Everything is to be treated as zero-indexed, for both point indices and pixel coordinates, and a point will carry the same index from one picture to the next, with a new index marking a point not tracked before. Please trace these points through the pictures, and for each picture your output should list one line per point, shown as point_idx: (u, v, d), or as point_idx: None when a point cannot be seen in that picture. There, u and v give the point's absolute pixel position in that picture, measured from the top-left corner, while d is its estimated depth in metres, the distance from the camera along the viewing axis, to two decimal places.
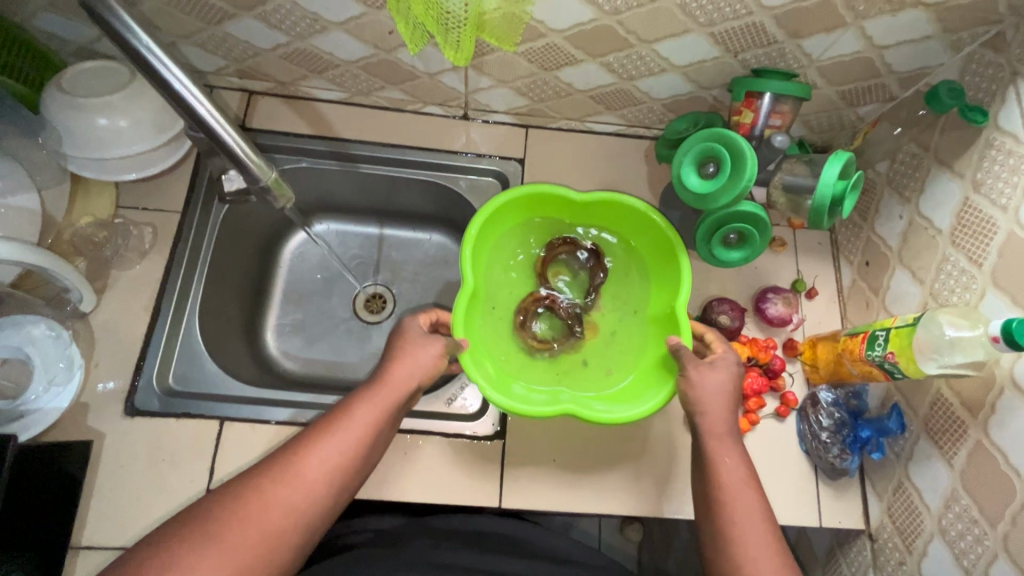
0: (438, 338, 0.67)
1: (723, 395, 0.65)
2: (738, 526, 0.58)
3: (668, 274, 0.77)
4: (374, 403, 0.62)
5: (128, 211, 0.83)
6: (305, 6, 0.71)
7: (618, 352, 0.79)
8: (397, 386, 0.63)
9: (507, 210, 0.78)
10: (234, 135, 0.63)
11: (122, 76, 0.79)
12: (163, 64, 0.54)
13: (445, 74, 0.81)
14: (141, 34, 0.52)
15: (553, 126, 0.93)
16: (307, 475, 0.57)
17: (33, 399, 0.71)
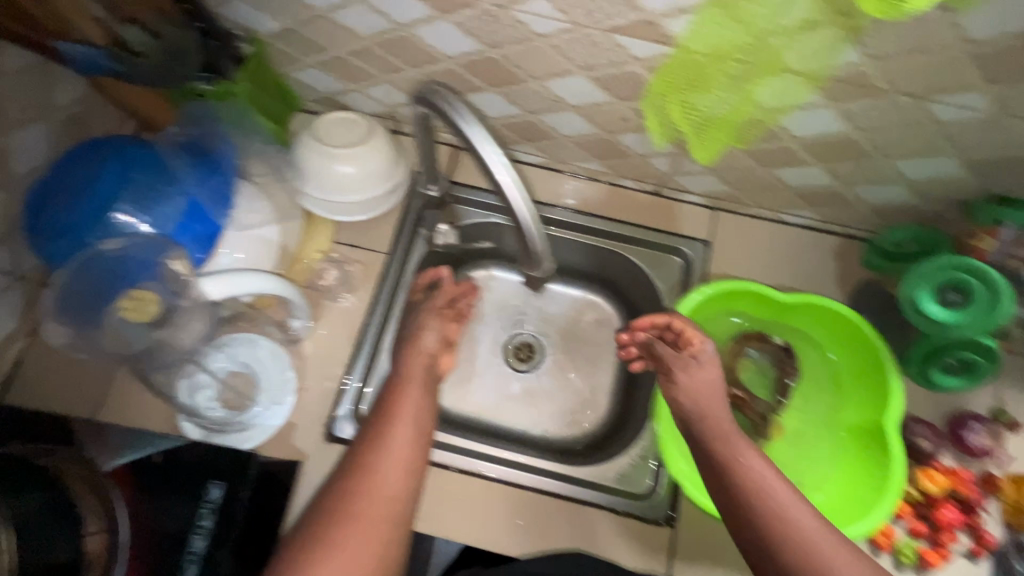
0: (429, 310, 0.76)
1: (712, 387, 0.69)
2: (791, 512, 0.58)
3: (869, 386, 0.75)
4: (408, 383, 0.69)
5: (342, 248, 0.90)
6: (552, 89, 0.74)
7: (805, 460, 0.77)
8: (416, 360, 0.71)
9: (705, 305, 0.79)
10: (529, 211, 0.58)
11: (362, 127, 0.86)
12: (476, 135, 0.55)
13: (657, 157, 0.84)
14: (470, 122, 0.55)
15: (742, 213, 0.93)
16: (388, 463, 0.61)
17: (255, 414, 0.79)
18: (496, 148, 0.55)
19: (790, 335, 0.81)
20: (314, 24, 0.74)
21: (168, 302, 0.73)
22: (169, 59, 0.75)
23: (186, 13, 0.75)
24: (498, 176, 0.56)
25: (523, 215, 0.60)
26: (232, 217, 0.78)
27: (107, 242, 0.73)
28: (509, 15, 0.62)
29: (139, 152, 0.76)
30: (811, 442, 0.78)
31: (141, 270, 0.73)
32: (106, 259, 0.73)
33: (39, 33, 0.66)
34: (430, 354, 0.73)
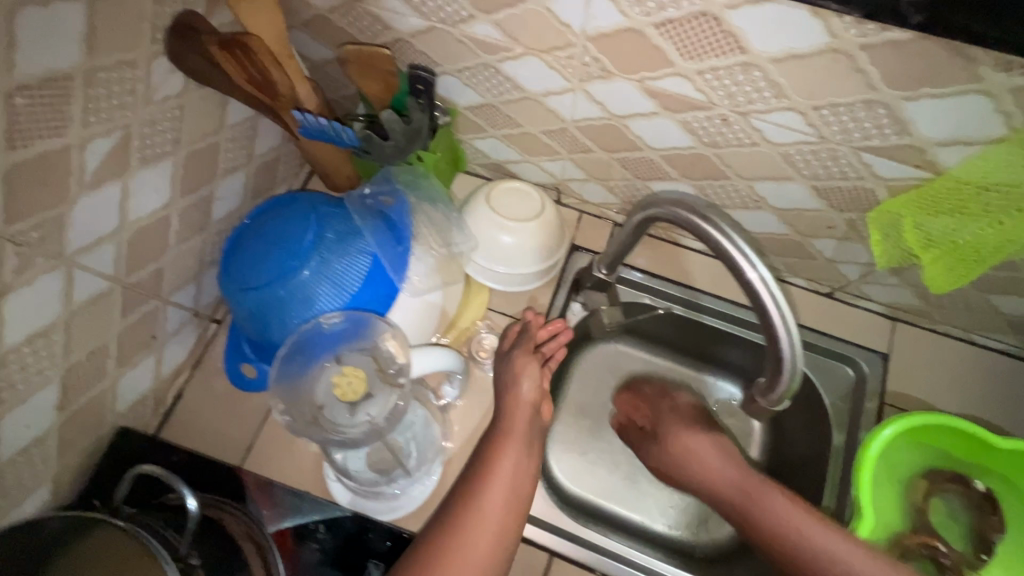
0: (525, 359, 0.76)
1: (700, 444, 0.79)
2: (802, 546, 0.65)
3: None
4: (507, 439, 0.69)
5: (493, 315, 0.89)
6: (755, 190, 0.70)
7: None
8: (515, 414, 0.72)
9: (902, 433, 0.71)
10: (783, 315, 0.51)
11: (534, 200, 0.85)
12: (726, 236, 0.51)
13: (847, 264, 0.78)
14: (720, 223, 0.52)
15: (925, 326, 0.85)
16: (479, 522, 0.62)
17: (401, 485, 0.75)
18: (749, 250, 0.51)
19: (998, 483, 0.72)
20: (518, 104, 0.74)
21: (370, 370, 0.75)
22: (405, 139, 0.76)
23: (416, 95, 0.75)
24: (748, 274, 0.50)
25: (778, 322, 0.51)
26: (408, 280, 0.78)
27: (326, 317, 0.73)
28: (746, 121, 0.60)
29: (330, 213, 0.77)
30: None
31: (350, 345, 0.75)
32: (322, 333, 0.74)
33: (280, 102, 0.70)
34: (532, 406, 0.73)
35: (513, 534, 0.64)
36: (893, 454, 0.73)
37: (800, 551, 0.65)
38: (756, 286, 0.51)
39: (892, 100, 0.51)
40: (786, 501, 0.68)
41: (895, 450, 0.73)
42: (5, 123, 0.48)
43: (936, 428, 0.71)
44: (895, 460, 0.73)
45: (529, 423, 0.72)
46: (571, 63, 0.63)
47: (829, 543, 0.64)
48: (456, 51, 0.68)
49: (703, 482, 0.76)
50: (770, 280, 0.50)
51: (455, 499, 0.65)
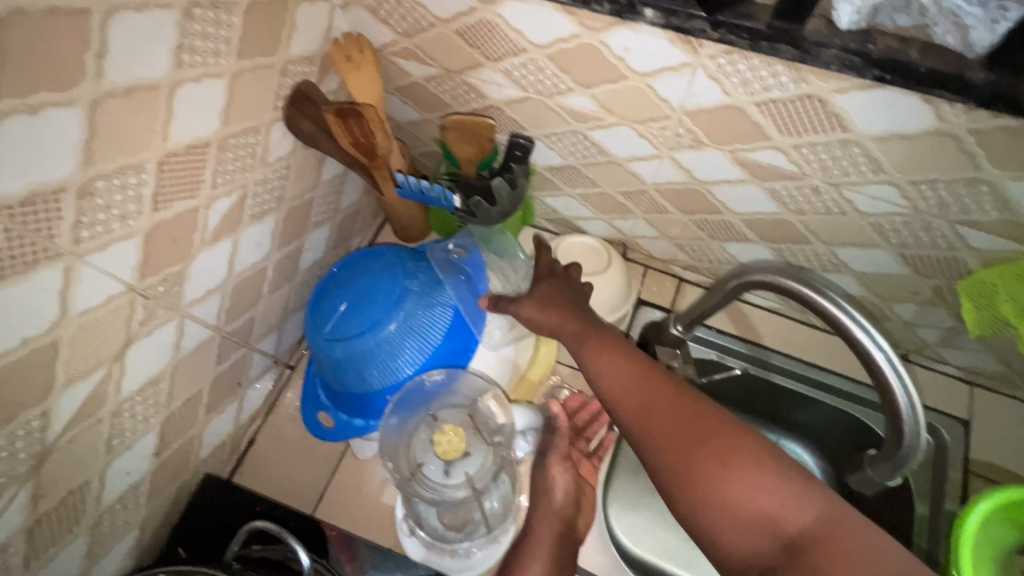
0: (555, 460, 0.79)
1: (549, 303, 0.68)
2: (608, 385, 0.57)
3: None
4: (538, 540, 0.72)
5: (561, 367, 0.89)
6: (837, 254, 0.71)
7: None
8: (545, 519, 0.75)
9: (998, 506, 0.68)
10: (898, 370, 0.50)
11: (603, 256, 0.89)
12: (830, 298, 0.52)
13: (927, 328, 0.78)
14: (820, 286, 0.53)
15: (1005, 393, 0.84)
16: None
17: (477, 543, 0.75)
18: (854, 311, 0.51)
19: None
20: (599, 166, 0.77)
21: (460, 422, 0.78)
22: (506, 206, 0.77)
23: (517, 163, 0.75)
24: (856, 335, 0.51)
25: (894, 379, 0.50)
26: (487, 334, 0.81)
27: (431, 374, 0.77)
28: (838, 192, 0.62)
29: (413, 265, 0.79)
30: None
31: (441, 402, 0.80)
32: (421, 386, 0.78)
33: (378, 160, 0.74)
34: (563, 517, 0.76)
35: None
36: (992, 530, 0.69)
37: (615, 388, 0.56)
38: (864, 346, 0.51)
39: (996, 178, 0.52)
40: (629, 383, 0.55)
41: (992, 525, 0.69)
42: (154, 188, 0.52)
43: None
44: (994, 536, 0.69)
45: (562, 528, 0.75)
46: (663, 133, 0.66)
47: (628, 387, 0.55)
48: (546, 118, 0.72)
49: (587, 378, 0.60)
50: (880, 337, 0.50)
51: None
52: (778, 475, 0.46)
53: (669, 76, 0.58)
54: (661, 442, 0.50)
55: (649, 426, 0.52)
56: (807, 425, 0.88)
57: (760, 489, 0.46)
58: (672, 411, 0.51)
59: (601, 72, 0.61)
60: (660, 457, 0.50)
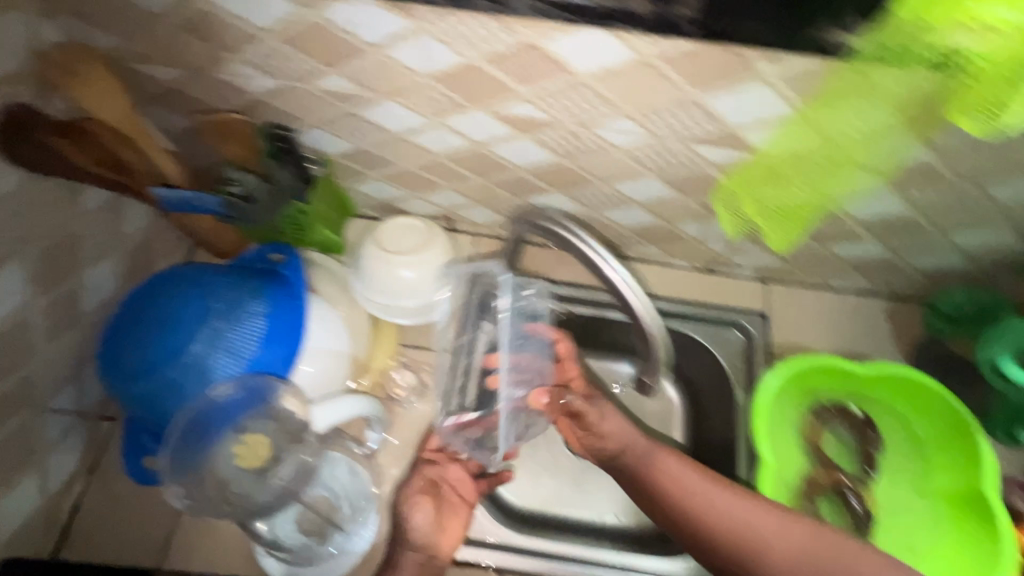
0: (417, 493, 0.73)
1: (627, 428, 0.71)
2: (710, 502, 0.64)
3: (959, 456, 0.77)
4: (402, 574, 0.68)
5: (408, 350, 0.90)
6: (618, 190, 0.78)
7: (907, 537, 0.76)
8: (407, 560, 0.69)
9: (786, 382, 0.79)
10: (637, 295, 0.58)
11: (422, 232, 0.88)
12: (584, 240, 0.58)
13: (713, 241, 0.88)
14: (579, 233, 0.58)
15: (792, 282, 0.97)
16: None
17: (339, 541, 0.75)
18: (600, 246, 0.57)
19: (867, 403, 0.83)
20: (388, 145, 0.77)
21: (277, 444, 0.71)
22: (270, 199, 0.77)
23: (284, 154, 0.76)
24: (607, 271, 0.57)
25: (639, 309, 0.59)
26: (310, 332, 0.78)
27: (216, 390, 0.70)
28: (591, 132, 0.67)
29: (215, 281, 0.75)
30: (909, 516, 0.77)
31: (250, 414, 0.71)
32: (215, 406, 0.70)
33: (133, 178, 0.68)
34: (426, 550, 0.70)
35: None
36: (781, 402, 0.82)
37: (693, 499, 0.65)
38: (613, 280, 0.58)
39: (698, 97, 0.59)
40: (731, 495, 0.65)
41: (784, 397, 0.82)
42: None
43: (811, 369, 0.81)
44: (783, 406, 0.81)
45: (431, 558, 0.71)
46: (425, 102, 0.67)
47: (733, 506, 0.64)
48: (316, 105, 0.71)
49: (675, 493, 0.66)
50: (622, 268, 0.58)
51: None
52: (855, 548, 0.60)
53: (401, 44, 0.58)
54: (778, 552, 0.61)
55: (772, 548, 0.61)
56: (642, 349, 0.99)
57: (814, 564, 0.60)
58: (794, 540, 0.61)
59: (339, 49, 0.61)
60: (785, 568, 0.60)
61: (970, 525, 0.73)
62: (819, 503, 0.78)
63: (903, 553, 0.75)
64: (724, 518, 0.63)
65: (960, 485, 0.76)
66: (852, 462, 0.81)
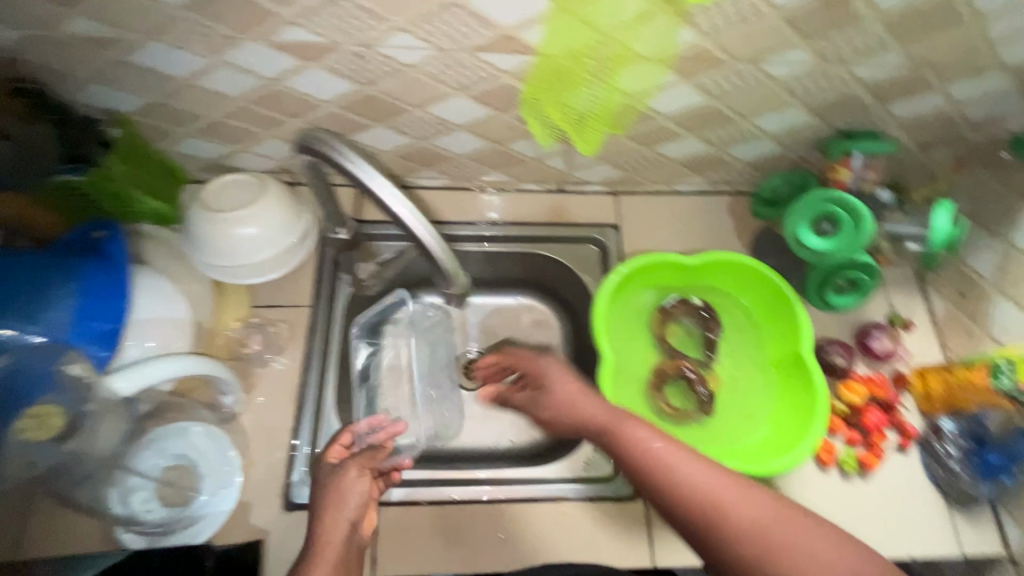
0: (347, 463, 0.73)
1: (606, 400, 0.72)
2: (672, 469, 0.61)
3: (784, 327, 0.88)
4: (322, 552, 0.65)
5: (262, 310, 0.87)
6: (435, 114, 0.77)
7: (742, 402, 0.89)
8: (329, 537, 0.66)
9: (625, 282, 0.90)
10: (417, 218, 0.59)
11: (254, 187, 0.84)
12: (355, 165, 0.57)
13: (550, 157, 0.89)
14: (352, 158, 0.57)
15: (641, 191, 1.00)
16: None
17: (202, 504, 0.75)
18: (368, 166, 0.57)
19: (705, 293, 0.94)
20: (184, 93, 0.73)
21: (75, 410, 0.67)
22: (22, 158, 0.72)
23: (37, 109, 0.72)
24: (378, 188, 0.57)
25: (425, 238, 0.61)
26: (136, 305, 0.75)
27: None
28: (376, 52, 0.66)
29: (11, 261, 0.69)
30: (744, 385, 0.90)
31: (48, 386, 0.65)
32: None
33: None
34: (352, 522, 0.69)
35: None
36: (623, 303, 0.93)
37: (668, 471, 0.62)
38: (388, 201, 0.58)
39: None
40: (699, 464, 0.61)
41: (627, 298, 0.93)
42: None
43: (649, 268, 0.90)
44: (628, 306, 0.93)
45: (346, 539, 0.67)
46: (194, 37, 0.63)
47: (698, 475, 0.61)
48: (87, 55, 0.66)
49: (640, 457, 0.64)
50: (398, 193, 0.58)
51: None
52: (831, 540, 0.57)
53: None
54: (740, 525, 0.57)
55: (728, 520, 0.58)
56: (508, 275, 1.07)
57: (769, 533, 0.57)
58: (750, 512, 0.58)
59: None
60: (738, 540, 0.57)
61: (791, 380, 0.86)
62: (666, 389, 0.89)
63: (737, 416, 0.88)
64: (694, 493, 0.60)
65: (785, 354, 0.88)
66: (696, 349, 0.93)
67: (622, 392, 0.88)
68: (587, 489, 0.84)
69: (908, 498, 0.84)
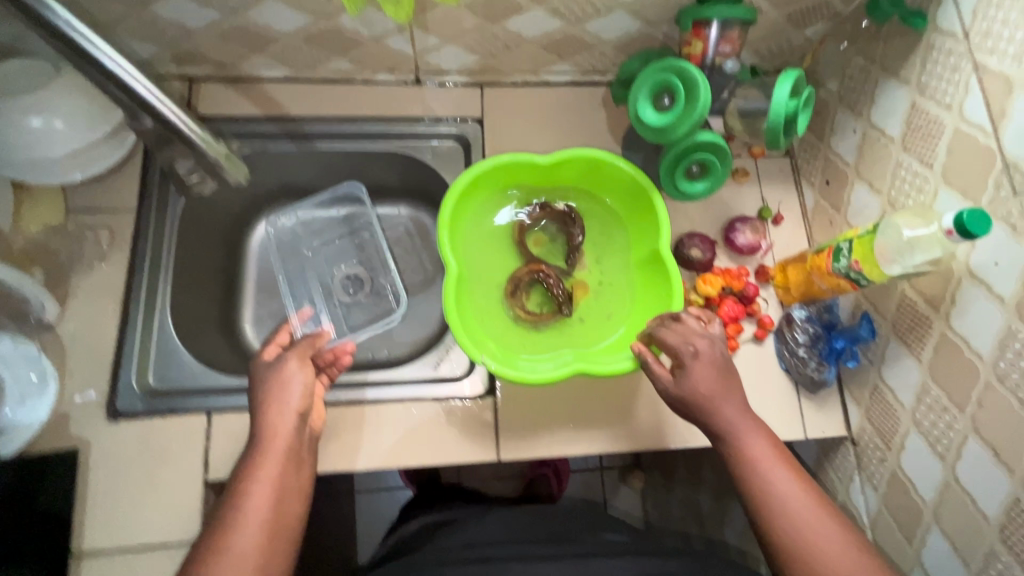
0: (286, 357, 0.69)
1: (717, 382, 0.70)
2: (790, 519, 0.65)
3: (646, 225, 0.88)
4: (268, 453, 0.64)
5: (78, 214, 0.80)
6: None
7: (606, 301, 0.91)
8: (278, 431, 0.65)
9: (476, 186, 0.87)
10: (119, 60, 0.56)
11: (48, 72, 0.75)
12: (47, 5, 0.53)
13: (390, 37, 0.80)
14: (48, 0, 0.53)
15: (507, 82, 0.93)
16: (245, 515, 0.60)
17: (8, 414, 0.70)
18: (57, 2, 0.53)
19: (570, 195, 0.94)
20: None
21: None
22: None
23: None
24: (72, 29, 0.54)
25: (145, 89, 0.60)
26: None
27: None
28: None
29: None
30: (608, 285, 0.91)
31: None
32: None
33: None
34: (299, 414, 0.67)
35: (285, 522, 0.62)
36: (480, 210, 0.93)
37: (768, 481, 0.67)
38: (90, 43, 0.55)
39: None
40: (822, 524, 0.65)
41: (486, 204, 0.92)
42: None
43: (503, 172, 0.88)
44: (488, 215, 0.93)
45: (295, 437, 0.66)
46: None
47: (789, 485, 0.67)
48: None
49: (777, 500, 0.66)
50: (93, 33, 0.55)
51: (215, 526, 0.60)
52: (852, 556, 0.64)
53: None
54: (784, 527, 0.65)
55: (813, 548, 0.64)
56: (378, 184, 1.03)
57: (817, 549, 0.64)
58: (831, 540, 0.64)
59: None
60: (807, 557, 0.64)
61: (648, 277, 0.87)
62: (522, 294, 0.89)
63: (599, 317, 0.90)
64: (776, 499, 0.66)
65: (646, 250, 0.88)
66: (561, 255, 0.94)
67: (480, 300, 0.89)
68: (435, 387, 0.82)
69: (758, 386, 0.84)
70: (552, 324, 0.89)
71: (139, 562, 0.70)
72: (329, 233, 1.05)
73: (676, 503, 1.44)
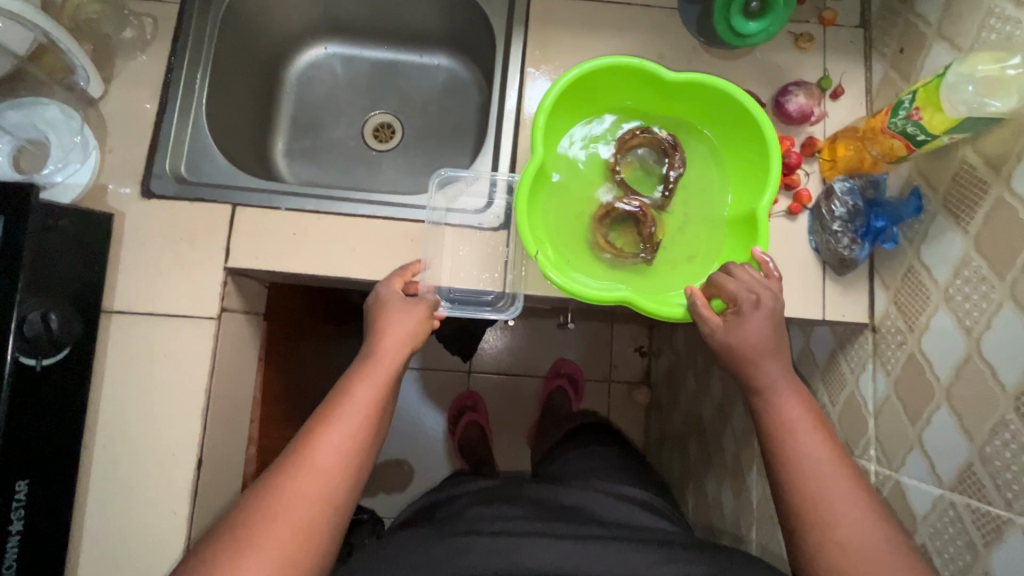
0: (417, 300, 0.68)
1: (770, 338, 0.65)
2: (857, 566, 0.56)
3: (755, 171, 0.75)
4: (371, 372, 0.63)
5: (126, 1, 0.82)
6: None
7: (687, 245, 0.80)
8: (384, 359, 0.64)
9: (571, 93, 0.75)
10: None
11: None
12: None
13: None
14: None
15: None
16: (341, 426, 0.59)
17: (55, 173, 0.75)
18: None
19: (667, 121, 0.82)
20: None
21: None
22: None
23: None
24: None
25: None
26: None
27: None
28: None
29: None
30: (692, 230, 0.81)
31: None
32: None
33: None
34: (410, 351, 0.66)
35: (370, 447, 0.61)
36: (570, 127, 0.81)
37: (851, 501, 0.59)
38: None
39: None
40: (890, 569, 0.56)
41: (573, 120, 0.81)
42: None
43: (616, 76, 0.75)
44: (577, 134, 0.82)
45: (400, 367, 0.65)
46: None
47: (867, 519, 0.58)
48: None
49: (841, 532, 0.58)
50: None
51: (316, 420, 0.60)
52: None
53: None
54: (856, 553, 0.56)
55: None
56: (420, 29, 1.01)
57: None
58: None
59: None
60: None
61: (738, 228, 0.76)
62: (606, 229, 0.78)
63: (678, 261, 0.79)
64: (813, 469, 0.61)
65: (745, 202, 0.76)
66: (652, 188, 0.82)
67: (554, 230, 0.78)
68: (451, 215, 0.82)
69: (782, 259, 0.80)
70: (624, 266, 0.78)
71: (159, 329, 0.75)
72: (366, 75, 1.05)
73: (679, 416, 1.43)
